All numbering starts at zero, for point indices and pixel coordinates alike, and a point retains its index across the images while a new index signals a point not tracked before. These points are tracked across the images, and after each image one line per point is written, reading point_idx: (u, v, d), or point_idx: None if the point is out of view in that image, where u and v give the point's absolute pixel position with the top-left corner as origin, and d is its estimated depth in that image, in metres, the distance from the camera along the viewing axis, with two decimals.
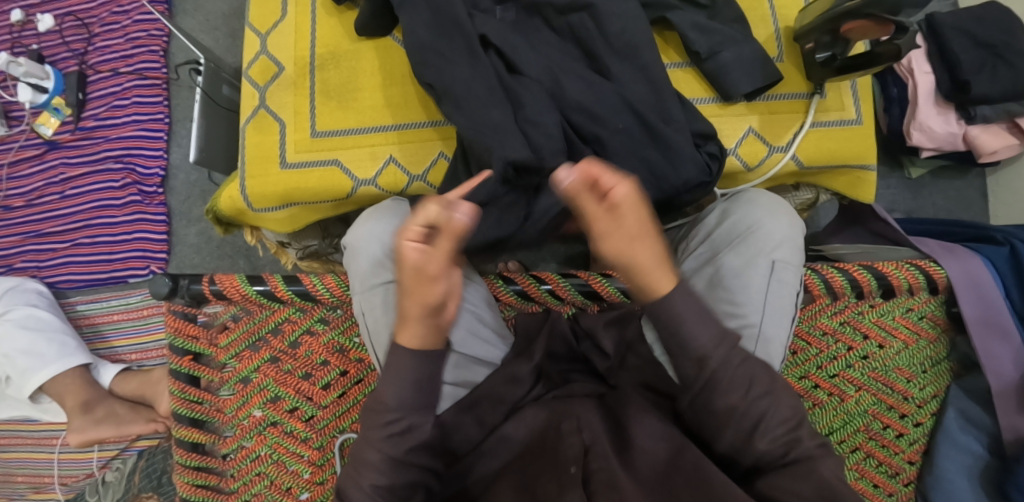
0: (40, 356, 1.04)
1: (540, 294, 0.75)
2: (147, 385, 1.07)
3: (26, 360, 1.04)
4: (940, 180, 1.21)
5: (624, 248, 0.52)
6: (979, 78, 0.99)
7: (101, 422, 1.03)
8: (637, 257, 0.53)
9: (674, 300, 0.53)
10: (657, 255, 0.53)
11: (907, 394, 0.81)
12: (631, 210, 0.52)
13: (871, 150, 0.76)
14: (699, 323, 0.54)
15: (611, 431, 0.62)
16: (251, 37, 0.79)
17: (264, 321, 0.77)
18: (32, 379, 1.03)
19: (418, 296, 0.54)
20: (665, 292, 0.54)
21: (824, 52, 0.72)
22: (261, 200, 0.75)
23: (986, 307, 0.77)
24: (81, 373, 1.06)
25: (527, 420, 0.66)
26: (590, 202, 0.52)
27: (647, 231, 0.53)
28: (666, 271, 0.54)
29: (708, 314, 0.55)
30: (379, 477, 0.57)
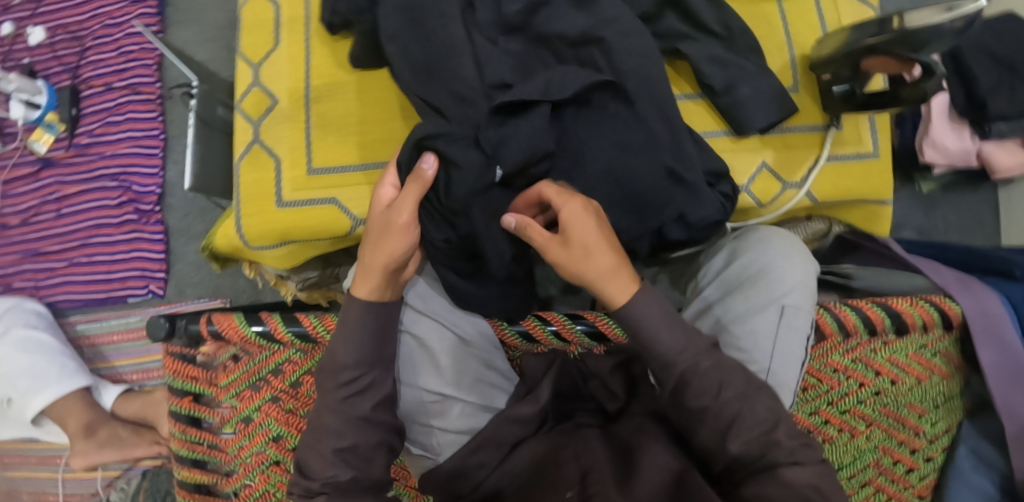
0: (42, 378, 1.03)
1: (545, 335, 0.71)
2: (149, 407, 1.05)
3: (28, 382, 1.02)
4: (952, 196, 1.16)
5: (580, 262, 0.53)
6: (995, 95, 0.94)
7: (104, 445, 1.02)
8: (589, 270, 0.54)
9: (632, 308, 0.55)
10: (611, 266, 0.54)
11: (918, 430, 0.78)
12: (580, 229, 0.54)
13: (888, 185, 0.73)
14: (662, 326, 0.55)
15: (614, 460, 0.59)
16: (243, 67, 0.75)
17: (264, 362, 0.75)
18: (32, 404, 1.01)
19: (383, 249, 0.59)
20: (621, 302, 0.55)
21: (842, 85, 0.69)
22: (258, 238, 0.72)
23: (1006, 348, 0.74)
24: (82, 396, 1.05)
25: (527, 450, 0.65)
26: (539, 236, 0.55)
27: (602, 243, 0.54)
28: (620, 282, 0.55)
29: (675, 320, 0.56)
30: (342, 438, 0.59)
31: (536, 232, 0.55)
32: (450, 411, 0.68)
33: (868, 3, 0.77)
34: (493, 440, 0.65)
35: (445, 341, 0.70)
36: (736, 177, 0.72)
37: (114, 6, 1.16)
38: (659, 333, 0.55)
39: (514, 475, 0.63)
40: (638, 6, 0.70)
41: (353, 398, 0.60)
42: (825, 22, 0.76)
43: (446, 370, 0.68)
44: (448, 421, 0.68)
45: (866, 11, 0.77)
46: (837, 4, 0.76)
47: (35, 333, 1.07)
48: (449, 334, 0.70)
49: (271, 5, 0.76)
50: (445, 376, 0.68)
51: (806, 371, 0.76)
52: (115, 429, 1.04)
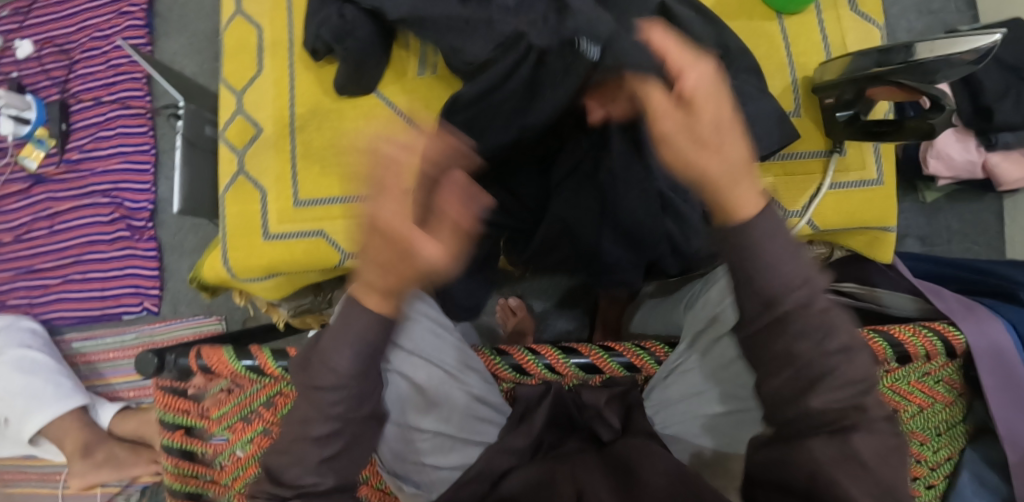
0: (38, 398, 1.02)
1: (538, 369, 0.72)
2: (146, 426, 1.04)
3: (25, 404, 1.02)
4: (956, 204, 1.13)
5: (701, 152, 0.43)
6: (1001, 105, 0.91)
7: (102, 465, 1.02)
8: (711, 167, 0.43)
9: (755, 225, 0.44)
10: (740, 161, 0.43)
11: (920, 457, 0.74)
12: (707, 105, 0.42)
13: (893, 212, 0.71)
14: (781, 256, 0.45)
15: (615, 486, 0.57)
16: (226, 94, 0.73)
17: (254, 396, 0.73)
18: (30, 423, 1.01)
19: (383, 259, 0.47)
20: (746, 214, 0.44)
21: (845, 111, 0.67)
22: (245, 271, 0.71)
23: (1008, 376, 0.72)
24: (79, 415, 1.04)
25: (524, 473, 0.62)
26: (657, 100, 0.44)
27: (732, 127, 0.43)
28: (754, 185, 0.44)
29: (798, 247, 0.46)
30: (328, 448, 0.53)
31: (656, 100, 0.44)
32: (438, 447, 0.67)
33: (873, 22, 0.73)
34: (487, 473, 0.63)
35: (433, 377, 0.68)
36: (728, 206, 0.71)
37: (102, 18, 1.15)
38: (768, 256, 0.45)
39: (505, 500, 0.59)
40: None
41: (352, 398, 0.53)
42: (828, 41, 0.72)
43: (434, 407, 0.67)
44: (441, 457, 0.67)
45: (871, 30, 0.73)
46: (841, 19, 0.73)
47: (30, 353, 1.06)
48: (436, 370, 0.68)
49: (253, 28, 0.74)
50: (434, 413, 0.67)
51: None
52: (113, 448, 1.03)
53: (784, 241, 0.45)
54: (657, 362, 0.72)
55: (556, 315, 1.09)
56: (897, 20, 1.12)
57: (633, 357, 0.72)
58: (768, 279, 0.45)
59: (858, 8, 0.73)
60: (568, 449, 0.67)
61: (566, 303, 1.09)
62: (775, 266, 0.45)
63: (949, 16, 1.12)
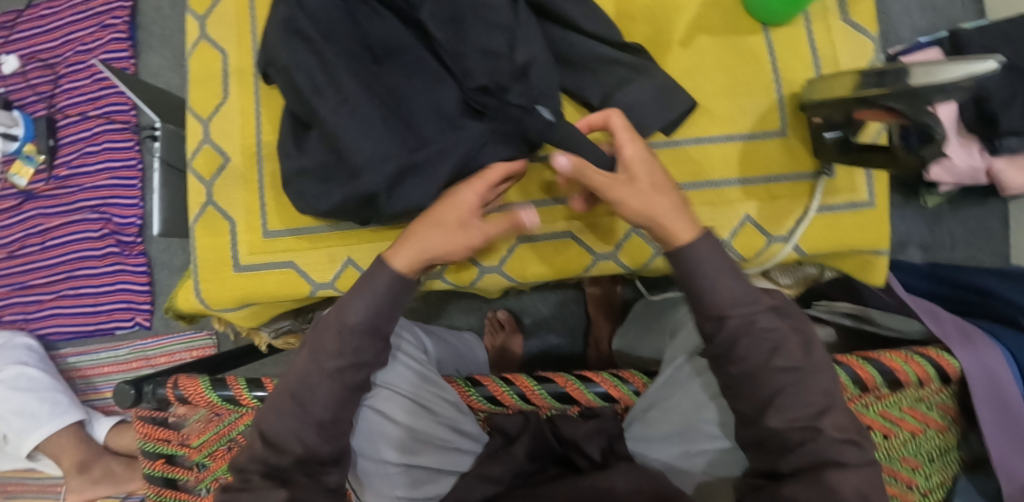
0: (36, 415, 1.04)
1: (510, 398, 0.68)
2: None
3: (21, 422, 1.03)
4: (959, 210, 1.08)
5: (647, 201, 0.55)
6: (1009, 114, 0.85)
7: (99, 482, 1.03)
8: (655, 209, 0.55)
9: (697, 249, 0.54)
10: (675, 204, 0.55)
11: (913, 485, 0.71)
12: (642, 167, 0.56)
13: (885, 237, 0.68)
14: (722, 277, 0.54)
15: None
16: (193, 124, 0.72)
17: (232, 425, 0.73)
18: (28, 440, 1.03)
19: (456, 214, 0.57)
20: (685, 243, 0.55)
21: (833, 131, 0.63)
22: (217, 302, 0.70)
23: (1004, 407, 0.69)
24: (75, 431, 1.05)
25: None
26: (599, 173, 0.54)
27: (663, 184, 0.56)
28: (687, 222, 0.55)
29: (733, 268, 0.55)
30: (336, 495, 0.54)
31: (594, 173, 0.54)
32: (410, 480, 0.64)
33: (866, 32, 0.69)
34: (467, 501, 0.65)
35: (408, 411, 0.65)
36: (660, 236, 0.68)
37: (85, 31, 1.15)
38: (708, 269, 0.54)
39: None
40: (599, 55, 0.66)
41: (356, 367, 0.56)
42: (819, 56, 0.69)
43: (408, 441, 0.64)
44: (418, 490, 0.65)
45: (864, 42, 0.69)
46: (832, 31, 0.69)
47: (25, 370, 1.07)
48: (413, 404, 0.66)
49: (219, 54, 0.72)
50: (409, 446, 0.65)
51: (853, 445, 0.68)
52: (108, 463, 1.04)
53: (722, 263, 0.55)
54: (635, 393, 0.68)
55: (544, 330, 1.06)
56: (899, 16, 1.07)
57: (610, 388, 0.68)
58: (721, 291, 0.54)
59: (851, 19, 0.69)
60: (545, 477, 0.67)
61: (555, 317, 1.06)
62: (741, 297, 0.54)
63: (954, 12, 1.06)
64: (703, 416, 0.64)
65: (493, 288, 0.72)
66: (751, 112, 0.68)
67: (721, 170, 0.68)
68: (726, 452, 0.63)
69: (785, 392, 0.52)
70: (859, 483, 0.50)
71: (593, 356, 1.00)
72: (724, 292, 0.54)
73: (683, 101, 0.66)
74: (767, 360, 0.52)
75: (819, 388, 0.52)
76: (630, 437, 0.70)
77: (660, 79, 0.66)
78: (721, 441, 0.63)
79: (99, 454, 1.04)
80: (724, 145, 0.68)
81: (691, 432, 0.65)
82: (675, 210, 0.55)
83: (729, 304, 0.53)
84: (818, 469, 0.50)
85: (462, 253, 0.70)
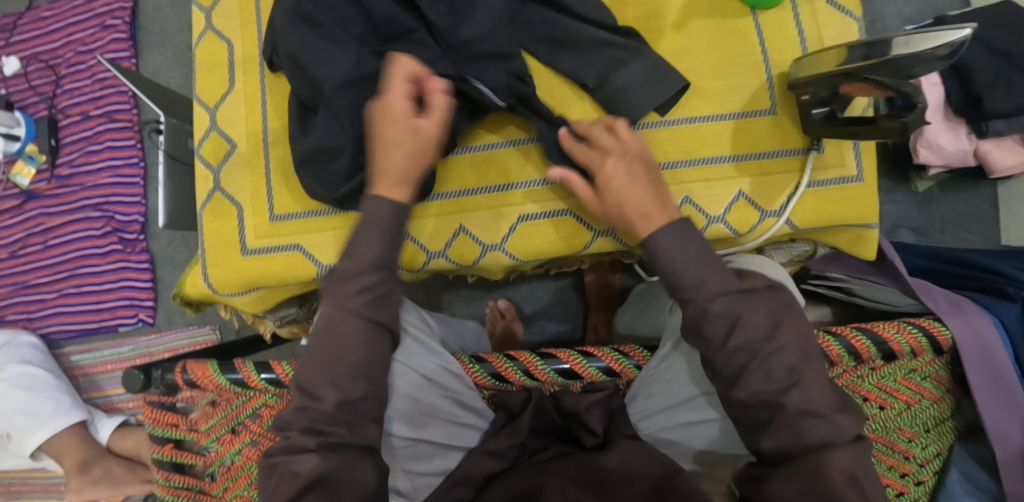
0: (38, 415, 1.02)
1: (516, 376, 0.70)
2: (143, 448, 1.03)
3: (23, 422, 1.01)
4: (949, 194, 1.11)
5: (624, 207, 0.60)
6: (993, 93, 0.88)
7: (98, 482, 1.00)
8: (633, 210, 0.59)
9: (659, 242, 0.57)
10: (647, 206, 0.59)
11: (909, 454, 0.73)
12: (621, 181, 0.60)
13: (875, 210, 0.70)
14: (687, 264, 0.56)
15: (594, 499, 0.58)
16: (201, 112, 0.74)
17: (241, 408, 0.74)
18: (30, 440, 1.01)
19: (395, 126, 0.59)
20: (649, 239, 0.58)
21: (821, 108, 0.65)
22: (225, 286, 0.72)
23: (994, 376, 0.70)
24: (77, 431, 1.04)
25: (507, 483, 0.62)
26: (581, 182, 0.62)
27: (642, 193, 0.59)
28: (655, 221, 0.58)
29: (707, 255, 0.57)
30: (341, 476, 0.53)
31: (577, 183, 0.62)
32: (420, 454, 0.68)
33: (851, 14, 0.71)
34: (470, 477, 0.64)
35: (413, 384, 0.68)
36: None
37: (86, 32, 1.16)
38: (672, 258, 0.56)
39: None
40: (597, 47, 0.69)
41: (370, 304, 0.55)
42: (806, 37, 0.71)
43: (412, 413, 0.67)
44: (422, 462, 0.67)
45: (848, 22, 0.71)
46: (818, 13, 0.71)
47: (27, 370, 1.06)
48: (420, 379, 0.68)
49: (224, 44, 0.74)
50: (413, 419, 0.67)
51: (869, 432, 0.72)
52: (109, 464, 1.02)
53: (692, 249, 0.57)
54: (636, 366, 0.69)
55: (544, 317, 1.08)
56: (886, 5, 1.10)
57: (613, 362, 0.68)
58: (684, 272, 0.56)
59: (836, 2, 0.71)
60: (549, 455, 0.67)
61: (552, 305, 1.08)
62: (700, 282, 0.55)
63: (939, 1, 1.09)
64: (691, 388, 0.67)
65: (495, 267, 0.74)
66: (742, 91, 0.70)
67: (713, 147, 0.70)
68: (718, 422, 0.66)
69: (751, 369, 0.53)
70: (856, 445, 0.51)
71: (591, 340, 1.02)
72: (684, 277, 0.56)
73: (674, 80, 0.68)
74: (727, 337, 0.54)
75: (782, 364, 0.53)
76: (631, 410, 0.71)
77: (653, 61, 0.69)
78: (714, 411, 0.66)
79: (101, 454, 1.03)
80: (717, 123, 0.70)
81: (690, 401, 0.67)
82: (644, 210, 0.59)
83: (689, 287, 0.56)
84: (821, 431, 0.52)
85: (465, 232, 0.72)
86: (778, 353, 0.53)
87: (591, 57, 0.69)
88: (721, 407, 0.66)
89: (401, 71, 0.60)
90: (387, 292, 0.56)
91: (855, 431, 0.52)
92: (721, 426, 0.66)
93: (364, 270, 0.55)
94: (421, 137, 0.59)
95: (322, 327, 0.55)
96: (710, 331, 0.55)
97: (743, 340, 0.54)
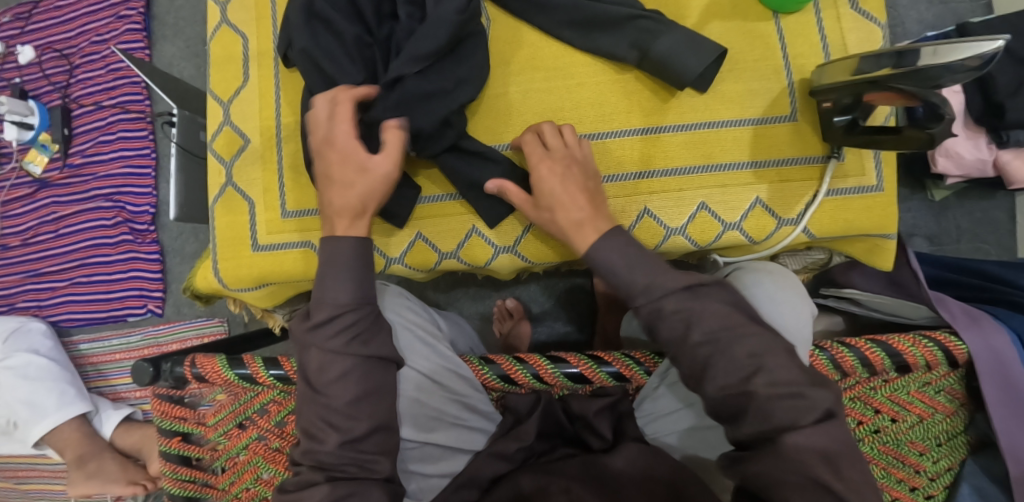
0: (45, 405, 1.02)
1: (525, 378, 0.68)
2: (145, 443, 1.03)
3: (28, 412, 1.01)
4: (966, 202, 1.09)
5: (557, 213, 0.61)
6: (1015, 102, 0.86)
7: (92, 477, 0.99)
8: (566, 219, 0.61)
9: (593, 253, 0.59)
10: (578, 217, 0.60)
11: (919, 467, 0.72)
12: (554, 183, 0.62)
13: (894, 220, 0.69)
14: (630, 269, 0.57)
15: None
16: (214, 106, 0.74)
17: (249, 403, 0.74)
18: (35, 430, 1.01)
19: (338, 165, 0.61)
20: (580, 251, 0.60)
21: (843, 115, 0.64)
22: (235, 281, 0.72)
23: (1010, 390, 0.69)
24: (79, 424, 1.03)
25: (513, 489, 0.62)
26: (518, 195, 0.64)
27: (574, 197, 0.61)
28: (585, 234, 0.60)
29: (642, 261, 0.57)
30: None
31: (514, 193, 0.64)
32: (428, 455, 0.68)
33: (876, 19, 0.70)
34: (476, 480, 0.64)
35: (421, 388, 0.68)
36: (672, 219, 0.69)
37: (100, 22, 1.16)
38: (614, 265, 0.58)
39: None
40: (612, 49, 0.69)
41: (355, 341, 0.57)
42: (828, 42, 0.70)
43: (420, 416, 0.67)
44: (429, 465, 0.68)
45: (874, 28, 0.70)
46: (842, 18, 0.70)
47: (34, 360, 1.06)
48: (424, 381, 0.68)
49: (239, 38, 0.74)
50: (420, 422, 0.67)
51: (878, 447, 0.71)
52: (105, 461, 1.00)
53: (634, 255, 0.58)
54: (646, 373, 0.68)
55: (552, 317, 1.08)
56: (906, 10, 1.08)
57: (623, 368, 0.67)
58: (624, 277, 0.57)
59: (860, 7, 0.70)
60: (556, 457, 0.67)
61: (561, 305, 1.08)
62: (647, 286, 0.56)
63: (961, 7, 1.07)
64: (674, 401, 0.67)
65: (505, 268, 0.74)
66: (762, 96, 0.69)
67: (732, 152, 0.69)
68: (707, 429, 0.66)
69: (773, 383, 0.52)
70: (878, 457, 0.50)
71: (599, 342, 1.02)
72: (634, 281, 0.56)
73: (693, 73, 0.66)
74: (686, 335, 0.54)
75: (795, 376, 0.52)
76: (640, 417, 0.70)
77: (687, 31, 0.66)
78: (705, 418, 0.66)
79: (100, 452, 1.01)
80: (736, 129, 0.69)
81: (679, 412, 0.67)
82: (575, 221, 0.61)
83: (639, 289, 0.56)
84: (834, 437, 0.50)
85: (477, 233, 0.71)
86: (794, 366, 0.52)
87: (611, 53, 0.69)
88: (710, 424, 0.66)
89: (348, 105, 0.62)
90: (368, 327, 0.58)
91: None
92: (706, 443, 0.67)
93: (344, 308, 0.57)
94: (376, 175, 0.61)
95: (310, 373, 0.57)
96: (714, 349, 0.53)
97: (703, 334, 0.53)
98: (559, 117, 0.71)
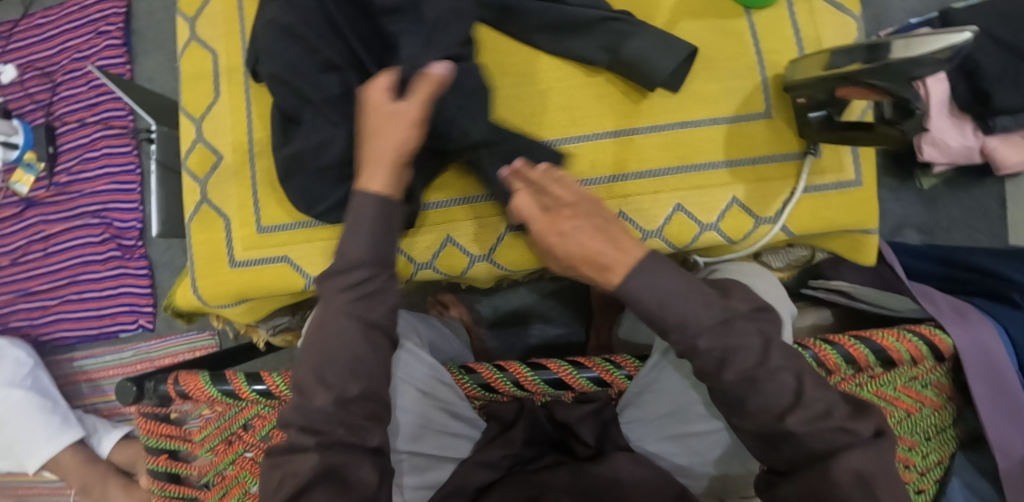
0: (36, 435, 1.03)
1: (505, 387, 0.68)
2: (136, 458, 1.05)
3: (19, 440, 1.01)
4: (955, 191, 1.08)
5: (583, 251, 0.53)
6: (1000, 89, 0.85)
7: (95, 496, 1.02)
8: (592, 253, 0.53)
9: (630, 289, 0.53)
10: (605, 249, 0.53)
11: (910, 462, 0.70)
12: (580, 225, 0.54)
13: (874, 215, 0.68)
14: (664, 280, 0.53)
15: None
16: (187, 123, 0.74)
17: (234, 419, 0.73)
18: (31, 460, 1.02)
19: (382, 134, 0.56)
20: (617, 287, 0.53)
21: (818, 111, 0.63)
22: (215, 298, 0.72)
23: (999, 383, 0.69)
24: (77, 449, 1.04)
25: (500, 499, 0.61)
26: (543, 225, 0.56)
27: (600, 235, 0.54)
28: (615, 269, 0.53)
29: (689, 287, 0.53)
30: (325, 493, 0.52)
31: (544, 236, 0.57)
32: (417, 467, 0.66)
33: (849, 12, 0.69)
34: (463, 489, 0.64)
35: (406, 398, 0.66)
36: (648, 222, 0.68)
37: (81, 39, 1.16)
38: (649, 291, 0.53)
39: None
40: (583, 53, 0.68)
41: (361, 302, 0.53)
42: (802, 36, 0.69)
43: (408, 428, 0.66)
44: (415, 476, 0.66)
45: (847, 22, 0.69)
46: (815, 11, 0.69)
47: (10, 393, 1.03)
48: (411, 391, 0.67)
49: (209, 54, 0.74)
50: (406, 433, 0.66)
51: None
52: (109, 488, 1.03)
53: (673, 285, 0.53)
54: (628, 377, 0.67)
55: (542, 320, 1.07)
56: None
57: (603, 373, 0.66)
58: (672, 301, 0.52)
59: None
60: (543, 464, 0.67)
61: (551, 307, 1.07)
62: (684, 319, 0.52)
63: None
64: (694, 400, 0.65)
65: (483, 276, 0.74)
66: (736, 94, 0.68)
67: (706, 152, 0.68)
68: (729, 436, 0.63)
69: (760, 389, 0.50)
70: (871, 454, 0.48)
71: (593, 346, 1.01)
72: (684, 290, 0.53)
73: (664, 65, 0.65)
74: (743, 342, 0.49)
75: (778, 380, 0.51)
76: (624, 422, 0.70)
77: (658, 32, 0.66)
78: (718, 424, 0.63)
79: (105, 478, 1.03)
80: (711, 128, 0.68)
81: (693, 422, 0.65)
82: (606, 260, 0.53)
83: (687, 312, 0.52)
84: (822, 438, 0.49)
85: (452, 242, 0.71)
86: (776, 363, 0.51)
87: (580, 57, 0.69)
88: (725, 429, 0.63)
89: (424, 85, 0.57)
90: (379, 288, 0.54)
91: (872, 447, 0.49)
92: (726, 451, 0.64)
93: (355, 265, 0.53)
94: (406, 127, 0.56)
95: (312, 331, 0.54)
96: (693, 345, 0.52)
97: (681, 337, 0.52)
98: (532, 121, 0.70)
